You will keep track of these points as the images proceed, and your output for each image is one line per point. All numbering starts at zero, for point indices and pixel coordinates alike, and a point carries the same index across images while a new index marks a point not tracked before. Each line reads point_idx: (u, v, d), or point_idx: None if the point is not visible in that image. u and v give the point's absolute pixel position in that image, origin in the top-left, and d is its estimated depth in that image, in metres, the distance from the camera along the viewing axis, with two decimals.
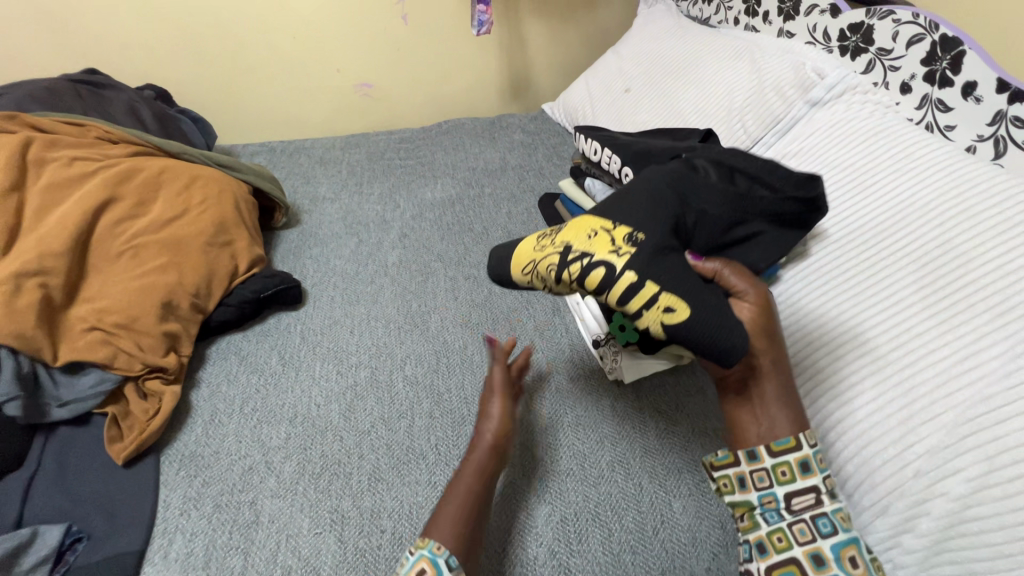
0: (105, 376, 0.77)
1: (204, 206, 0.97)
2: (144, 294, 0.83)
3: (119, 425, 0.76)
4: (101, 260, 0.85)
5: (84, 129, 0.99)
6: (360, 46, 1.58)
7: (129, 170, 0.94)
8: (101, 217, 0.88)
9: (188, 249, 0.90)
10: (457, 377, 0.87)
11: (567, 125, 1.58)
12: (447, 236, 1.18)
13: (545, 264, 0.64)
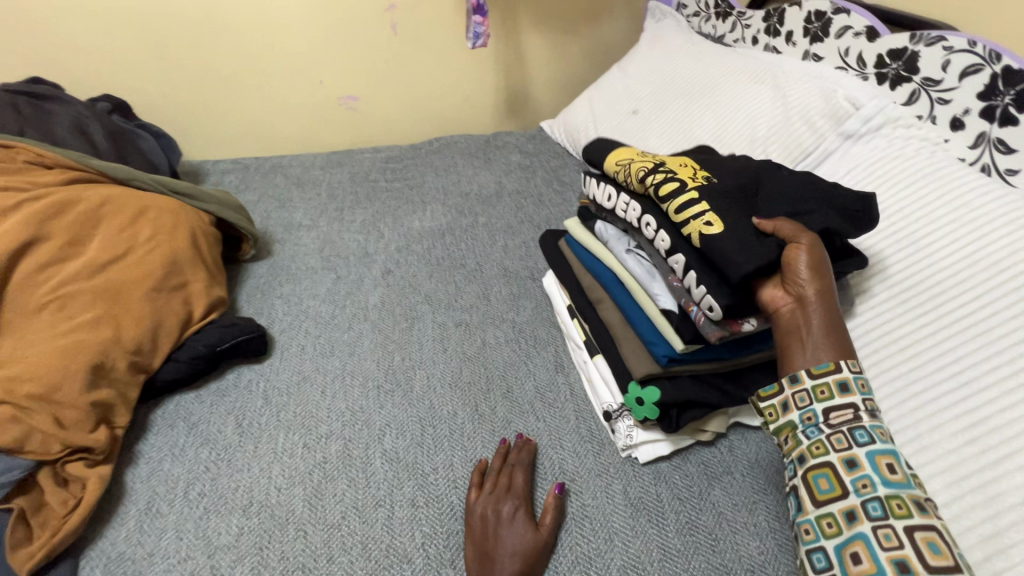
0: (11, 463, 0.63)
1: (153, 244, 0.84)
2: (69, 356, 0.69)
3: (28, 522, 0.62)
4: (21, 314, 0.72)
5: (12, 151, 0.86)
6: (344, 56, 1.45)
7: (62, 203, 0.81)
8: (23, 263, 0.74)
9: (129, 298, 0.77)
10: (445, 453, 0.74)
11: (568, 146, 1.46)
12: (436, 274, 1.06)
13: (637, 166, 0.72)
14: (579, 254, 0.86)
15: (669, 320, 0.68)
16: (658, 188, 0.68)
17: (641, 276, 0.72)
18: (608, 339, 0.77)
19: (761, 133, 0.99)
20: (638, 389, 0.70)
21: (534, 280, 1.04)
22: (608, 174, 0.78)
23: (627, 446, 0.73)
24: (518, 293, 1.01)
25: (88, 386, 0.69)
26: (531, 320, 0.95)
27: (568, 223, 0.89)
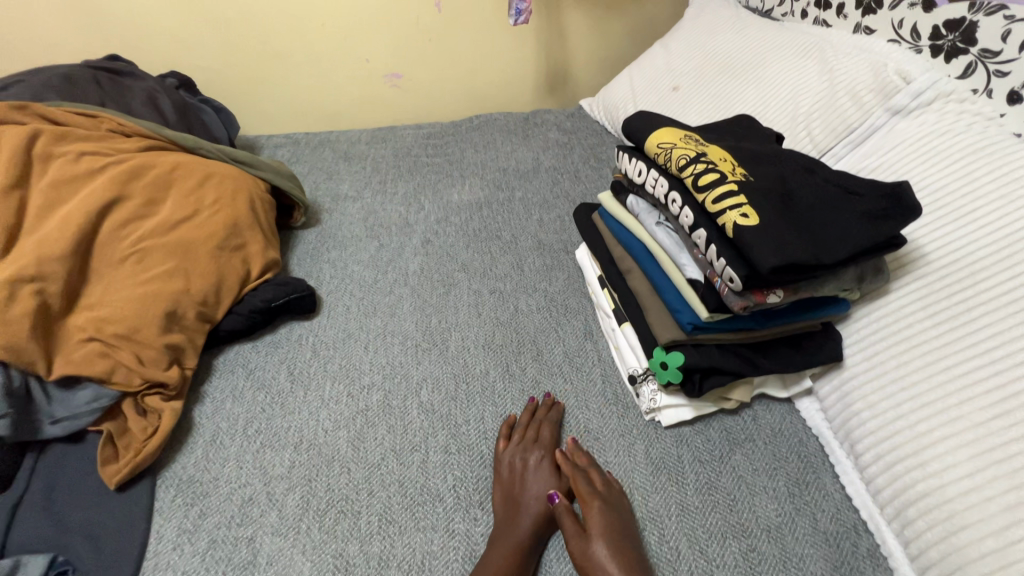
0: (101, 392, 0.71)
1: (216, 209, 0.91)
2: (152, 303, 0.77)
3: (114, 444, 0.70)
4: (108, 264, 0.79)
5: (97, 121, 0.94)
6: (390, 35, 1.50)
7: (139, 167, 0.88)
8: (107, 218, 0.81)
9: (197, 254, 0.85)
10: (477, 407, 0.79)
11: (606, 124, 1.47)
12: (473, 244, 1.10)
13: (680, 152, 0.71)
14: (611, 226, 0.88)
15: (694, 289, 0.69)
16: (697, 177, 0.67)
17: (670, 247, 0.74)
18: (636, 308, 0.79)
19: (804, 109, 0.98)
20: (662, 354, 0.72)
21: (567, 253, 1.07)
22: (644, 157, 0.78)
23: (651, 410, 0.76)
24: (551, 265, 1.05)
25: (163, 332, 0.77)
26: (563, 290, 0.99)
27: (601, 196, 0.91)
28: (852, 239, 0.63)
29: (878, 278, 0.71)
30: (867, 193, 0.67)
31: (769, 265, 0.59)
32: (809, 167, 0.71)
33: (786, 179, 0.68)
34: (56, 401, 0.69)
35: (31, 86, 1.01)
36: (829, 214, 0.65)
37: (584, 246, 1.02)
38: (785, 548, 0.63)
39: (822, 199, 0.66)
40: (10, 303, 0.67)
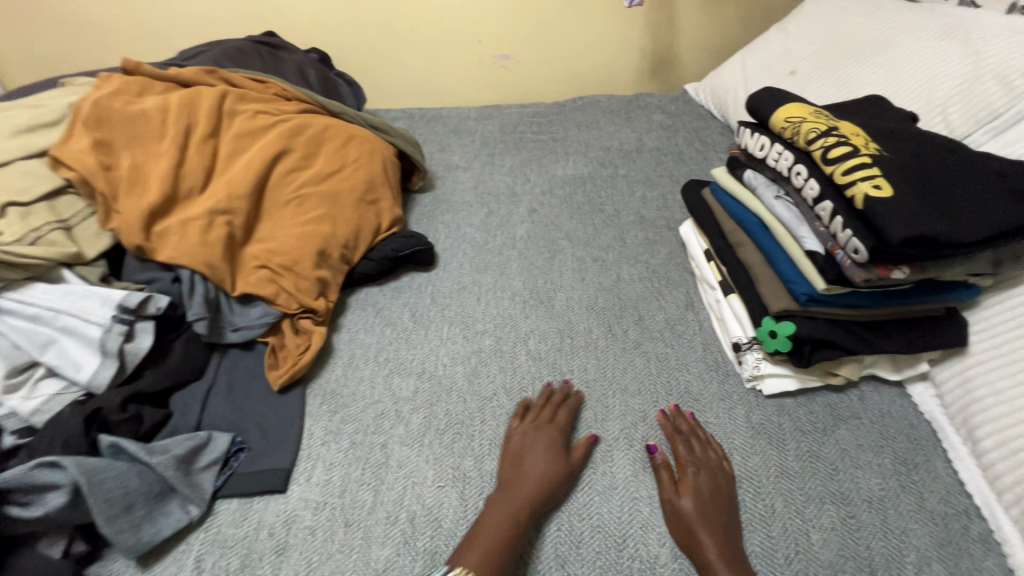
0: (270, 310, 0.84)
1: (357, 167, 1.03)
2: (308, 241, 0.90)
3: (276, 355, 0.83)
4: (274, 206, 0.92)
5: (265, 85, 1.07)
6: (504, 17, 1.57)
7: (301, 126, 1.00)
8: (277, 167, 0.94)
9: (343, 204, 0.97)
10: (581, 359, 0.85)
11: (713, 108, 1.47)
12: (577, 215, 1.16)
13: (809, 126, 0.72)
14: (724, 201, 0.90)
15: (812, 261, 0.71)
16: (827, 149, 0.68)
17: (789, 220, 0.75)
18: (746, 279, 0.81)
19: (942, 94, 0.93)
20: (773, 322, 0.75)
21: (668, 229, 1.10)
22: (769, 131, 0.79)
23: (752, 377, 0.78)
24: (653, 239, 1.08)
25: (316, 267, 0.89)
26: (664, 263, 1.02)
27: (715, 171, 0.93)
28: (992, 220, 0.62)
29: (1019, 264, 0.68)
30: (1015, 174, 0.65)
31: (900, 236, 0.59)
32: (952, 146, 0.70)
33: (924, 155, 0.67)
34: (237, 312, 0.83)
35: (210, 55, 1.17)
36: (970, 192, 0.64)
37: (690, 223, 1.05)
38: (887, 520, 0.64)
39: (962, 177, 0.65)
40: (208, 230, 0.81)
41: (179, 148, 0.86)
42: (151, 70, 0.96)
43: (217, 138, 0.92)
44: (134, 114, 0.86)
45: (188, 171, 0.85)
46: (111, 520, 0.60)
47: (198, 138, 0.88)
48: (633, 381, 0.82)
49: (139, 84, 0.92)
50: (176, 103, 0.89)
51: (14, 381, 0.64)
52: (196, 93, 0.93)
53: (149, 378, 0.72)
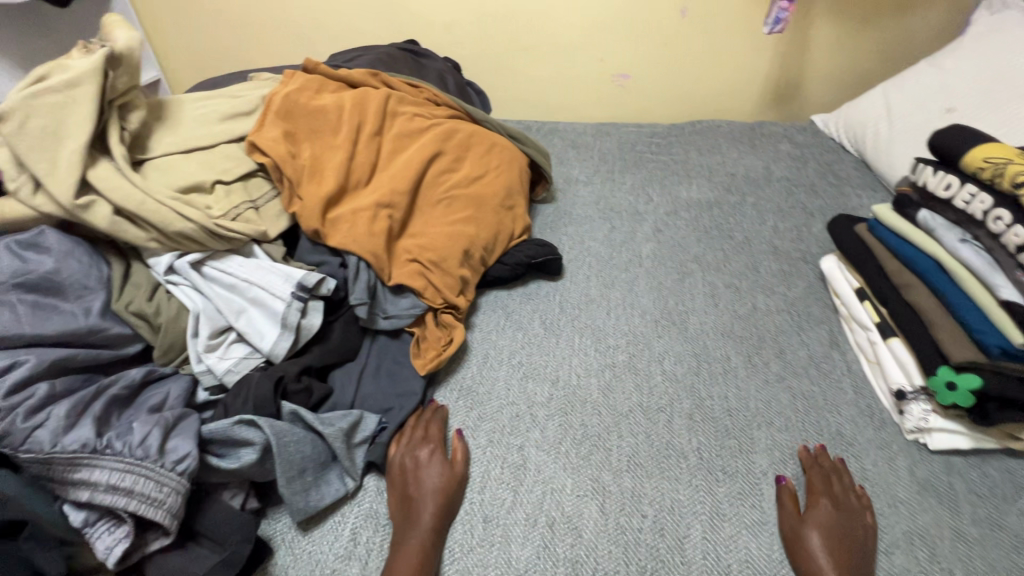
0: (416, 303, 0.87)
1: (498, 174, 1.07)
2: (456, 240, 0.93)
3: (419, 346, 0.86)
4: (425, 204, 0.97)
5: (419, 90, 1.13)
6: (630, 38, 1.54)
7: (452, 130, 1.05)
8: (431, 167, 0.99)
9: (486, 208, 1.00)
10: (721, 386, 0.83)
11: (846, 142, 1.41)
12: (705, 240, 1.13)
13: (1017, 170, 0.66)
14: (885, 238, 0.86)
15: (1010, 312, 0.67)
16: None
17: (980, 267, 0.71)
18: (917, 325, 0.76)
19: None
20: (951, 373, 0.70)
21: (805, 263, 1.06)
22: (959, 170, 0.73)
23: (918, 429, 0.74)
24: (788, 271, 1.04)
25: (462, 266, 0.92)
26: (802, 297, 0.99)
27: (876, 208, 0.89)
28: None
29: None
30: None
31: None
32: None
33: None
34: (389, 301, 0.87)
35: (366, 60, 1.26)
36: None
37: (832, 258, 0.99)
38: None
39: None
40: (374, 221, 0.86)
41: (352, 143, 0.92)
42: (326, 70, 1.04)
43: (381, 136, 0.98)
44: (316, 109, 0.93)
45: (358, 164, 0.91)
46: (290, 481, 0.65)
47: (368, 135, 0.94)
48: (779, 415, 0.79)
49: (317, 82, 0.99)
50: (350, 101, 0.96)
51: (213, 343, 0.71)
52: (365, 92, 0.99)
53: (316, 353, 0.77)
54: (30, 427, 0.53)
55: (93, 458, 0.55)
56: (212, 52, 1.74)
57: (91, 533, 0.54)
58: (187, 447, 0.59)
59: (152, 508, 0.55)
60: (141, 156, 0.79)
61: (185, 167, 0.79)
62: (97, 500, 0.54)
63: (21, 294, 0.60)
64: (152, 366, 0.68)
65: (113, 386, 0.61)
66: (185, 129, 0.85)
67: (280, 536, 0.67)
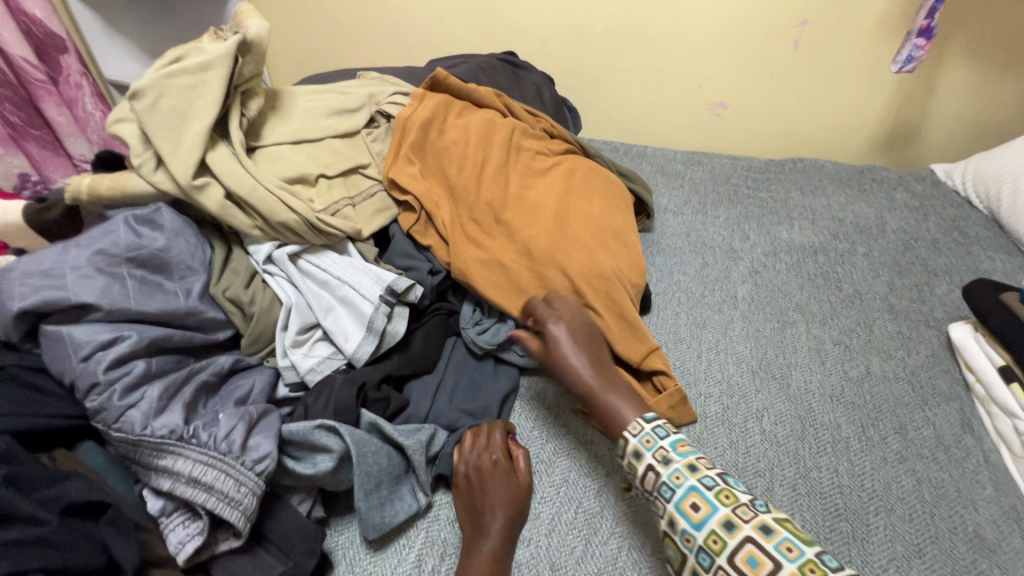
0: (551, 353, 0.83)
1: (620, 211, 0.98)
2: (588, 270, 0.83)
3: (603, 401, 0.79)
4: (565, 234, 0.87)
5: (535, 119, 1.07)
6: (733, 63, 1.45)
7: (571, 170, 0.99)
8: (559, 202, 0.92)
9: (619, 249, 0.90)
10: (830, 458, 0.74)
11: (973, 196, 1.26)
12: (808, 289, 1.03)
13: None
14: None
15: None
16: None
17: None
18: None
19: None
20: None
21: (927, 328, 0.95)
22: None
23: None
24: (908, 334, 0.93)
25: (603, 300, 0.82)
26: (926, 366, 0.88)
27: None
28: None
29: None
30: None
31: None
32: None
33: None
34: None
35: (468, 67, 1.25)
36: None
37: (964, 326, 0.89)
38: None
39: None
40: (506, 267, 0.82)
41: (477, 174, 0.89)
42: (454, 84, 1.00)
43: (506, 170, 0.93)
44: (443, 139, 0.92)
45: (487, 199, 0.87)
46: (366, 495, 0.62)
47: (492, 166, 0.91)
48: (901, 503, 0.69)
49: (444, 104, 0.97)
50: (476, 131, 0.94)
51: (300, 337, 0.69)
52: (489, 123, 0.97)
53: (396, 361, 0.74)
54: (125, 405, 0.53)
55: (179, 446, 0.53)
56: (312, 49, 1.79)
57: (166, 524, 0.53)
58: (268, 446, 0.57)
59: (228, 507, 0.53)
60: (254, 142, 0.79)
61: (294, 158, 0.80)
62: (178, 491, 0.52)
63: (132, 268, 0.60)
64: (239, 355, 0.67)
65: (203, 372, 0.61)
66: (296, 120, 0.85)
67: (343, 551, 0.64)
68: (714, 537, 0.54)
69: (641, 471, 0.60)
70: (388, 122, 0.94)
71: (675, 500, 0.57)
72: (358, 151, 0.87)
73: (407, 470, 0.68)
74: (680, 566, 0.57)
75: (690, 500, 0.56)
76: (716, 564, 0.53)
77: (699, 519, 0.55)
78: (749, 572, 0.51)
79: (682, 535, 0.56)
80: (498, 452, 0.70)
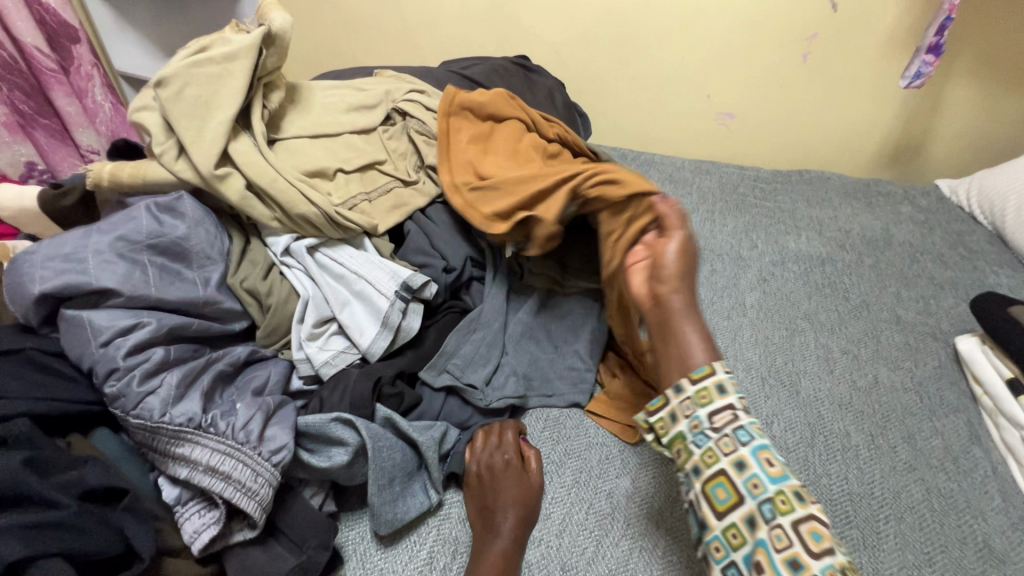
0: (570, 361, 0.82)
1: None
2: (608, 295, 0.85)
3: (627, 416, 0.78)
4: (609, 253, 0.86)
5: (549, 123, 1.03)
6: (743, 73, 1.46)
7: None
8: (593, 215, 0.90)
9: None
10: (839, 465, 0.74)
11: (977, 212, 1.28)
12: (817, 298, 1.04)
13: None
14: None
15: None
16: None
17: None
18: None
19: None
20: None
21: (934, 340, 0.95)
22: None
23: None
24: (915, 345, 0.94)
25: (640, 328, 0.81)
26: (934, 377, 0.88)
27: None
28: None
29: None
30: None
31: None
32: None
33: None
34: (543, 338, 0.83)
35: (482, 70, 1.26)
36: None
37: (972, 338, 0.90)
38: None
39: None
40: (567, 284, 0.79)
41: None
42: (471, 96, 0.92)
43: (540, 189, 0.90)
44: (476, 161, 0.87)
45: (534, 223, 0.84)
46: (380, 490, 0.62)
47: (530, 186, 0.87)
48: (911, 512, 0.70)
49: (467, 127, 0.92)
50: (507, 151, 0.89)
51: (316, 330, 0.69)
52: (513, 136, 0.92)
53: (410, 357, 0.74)
54: (143, 392, 0.53)
55: (196, 434, 0.53)
56: (323, 48, 1.79)
57: (181, 513, 0.53)
58: (285, 437, 0.56)
59: (245, 497, 0.52)
60: (273, 135, 0.79)
61: (312, 152, 0.80)
62: (195, 480, 0.52)
63: (152, 255, 0.59)
64: (255, 346, 0.67)
65: (220, 361, 0.60)
66: (313, 114, 0.86)
67: (353, 546, 0.63)
68: (783, 497, 0.51)
69: (720, 401, 0.56)
70: (404, 119, 0.94)
71: (752, 445, 0.53)
72: (375, 148, 0.88)
73: (419, 468, 0.68)
74: (727, 509, 0.52)
75: (768, 453, 0.53)
76: (778, 520, 0.50)
77: (775, 473, 0.52)
78: (809, 543, 0.48)
79: (750, 478, 0.52)
80: (509, 449, 0.70)
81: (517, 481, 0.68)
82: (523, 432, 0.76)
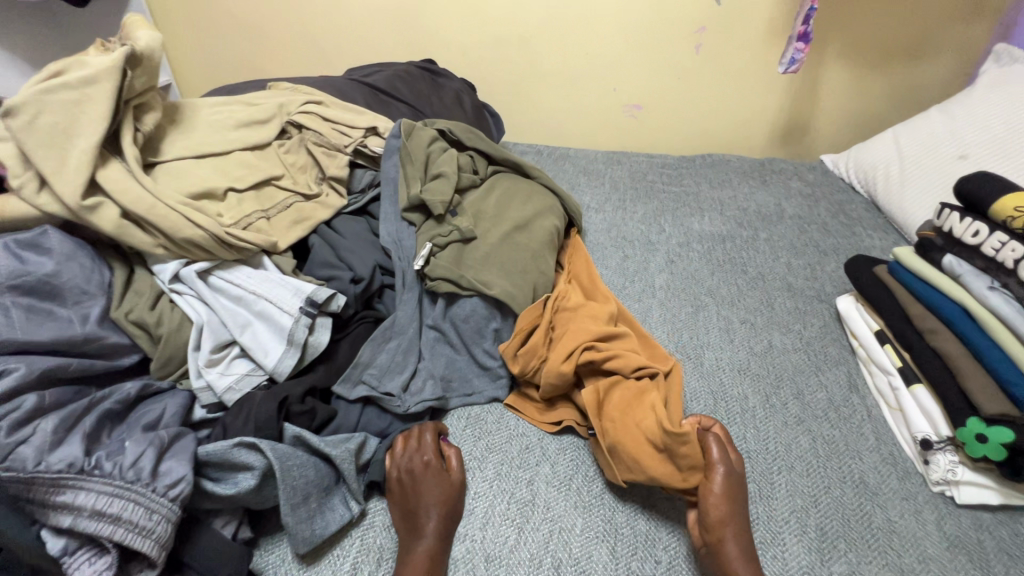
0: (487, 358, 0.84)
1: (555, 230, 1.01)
2: (524, 287, 0.86)
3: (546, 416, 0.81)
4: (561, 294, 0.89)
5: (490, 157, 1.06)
6: (642, 66, 1.53)
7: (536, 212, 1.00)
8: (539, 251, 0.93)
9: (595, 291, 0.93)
10: (738, 426, 0.81)
11: (855, 182, 1.41)
12: (719, 273, 1.12)
13: None
14: (913, 285, 0.86)
15: None
16: None
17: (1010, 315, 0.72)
18: (942, 370, 0.77)
19: None
20: (980, 425, 0.70)
21: (820, 302, 1.05)
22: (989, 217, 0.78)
23: (944, 481, 0.74)
24: (804, 309, 1.03)
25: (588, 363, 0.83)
26: (819, 336, 0.97)
27: (897, 250, 0.91)
28: None
29: None
30: None
31: None
32: None
33: None
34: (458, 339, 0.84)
35: (385, 77, 1.25)
36: None
37: (849, 298, 0.99)
38: None
39: None
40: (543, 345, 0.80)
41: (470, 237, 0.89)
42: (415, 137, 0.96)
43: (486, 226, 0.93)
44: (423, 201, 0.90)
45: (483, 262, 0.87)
46: (294, 509, 0.61)
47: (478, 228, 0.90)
48: (800, 460, 0.77)
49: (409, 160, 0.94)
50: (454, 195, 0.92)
51: (215, 356, 0.67)
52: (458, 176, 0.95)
53: (320, 372, 0.73)
54: (13, 442, 0.49)
55: (80, 479, 0.50)
56: (225, 60, 1.73)
57: (69, 565, 0.50)
58: (182, 470, 0.56)
59: (140, 536, 0.51)
60: (152, 158, 0.76)
61: (198, 173, 0.77)
62: (81, 527, 0.49)
63: (16, 296, 0.56)
64: (149, 380, 0.64)
65: (105, 401, 0.58)
66: (199, 134, 0.83)
67: (273, 569, 0.62)
68: None
69: None
70: (300, 132, 0.93)
71: None
72: (270, 163, 0.86)
73: (338, 481, 0.68)
74: None
75: None
76: None
77: None
78: None
79: None
80: (428, 450, 0.71)
81: (436, 480, 0.68)
82: (443, 432, 0.77)
